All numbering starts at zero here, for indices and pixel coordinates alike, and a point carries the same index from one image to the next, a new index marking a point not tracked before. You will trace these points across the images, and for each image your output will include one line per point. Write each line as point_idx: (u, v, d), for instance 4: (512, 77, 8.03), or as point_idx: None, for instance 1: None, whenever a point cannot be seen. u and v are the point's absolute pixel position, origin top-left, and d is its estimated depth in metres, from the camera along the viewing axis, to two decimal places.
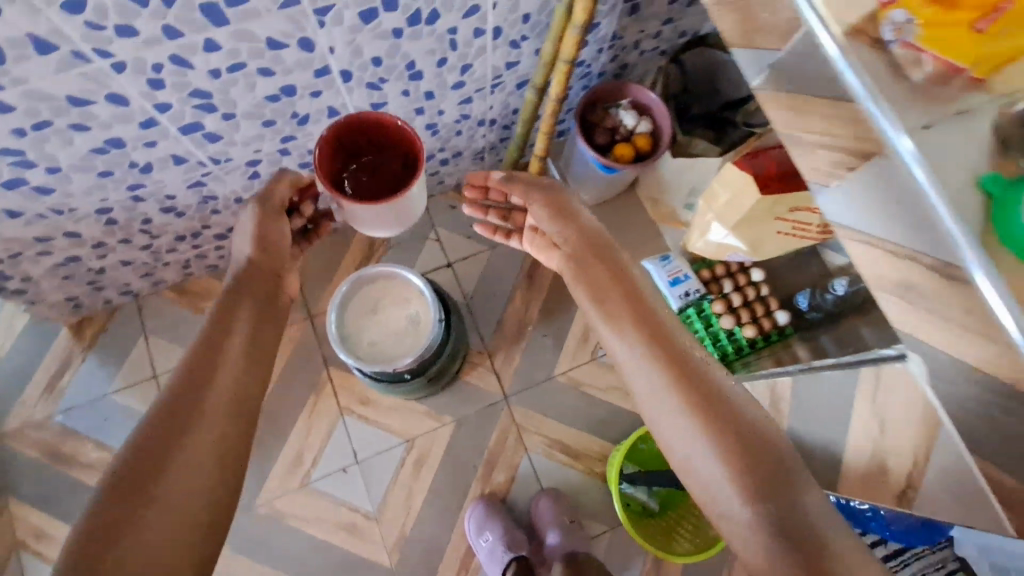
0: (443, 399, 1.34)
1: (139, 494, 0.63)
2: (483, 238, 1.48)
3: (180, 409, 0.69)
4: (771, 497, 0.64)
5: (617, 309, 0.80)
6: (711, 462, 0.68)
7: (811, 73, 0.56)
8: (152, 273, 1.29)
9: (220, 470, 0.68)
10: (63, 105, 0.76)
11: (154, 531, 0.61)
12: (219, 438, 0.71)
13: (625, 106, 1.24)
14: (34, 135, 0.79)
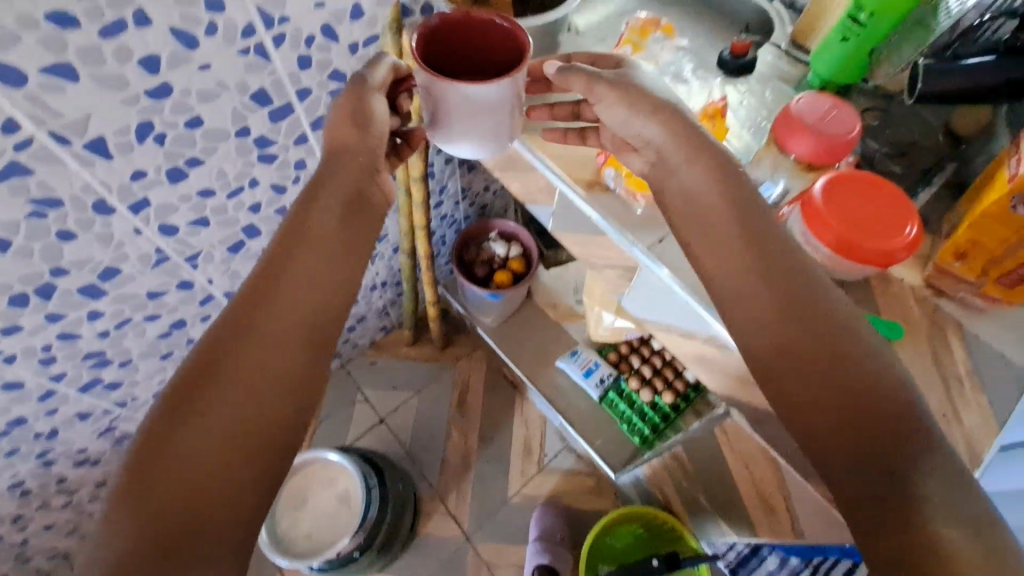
0: (406, 561, 1.32)
1: (185, 408, 0.53)
2: (408, 385, 1.55)
3: (174, 391, 0.54)
4: (884, 439, 0.46)
5: (718, 188, 0.59)
6: (803, 381, 0.51)
7: (576, 217, 0.72)
8: (77, 529, 1.25)
9: (239, 434, 0.54)
10: None
11: (197, 449, 0.52)
12: (202, 428, 0.54)
13: (493, 238, 1.41)
14: None
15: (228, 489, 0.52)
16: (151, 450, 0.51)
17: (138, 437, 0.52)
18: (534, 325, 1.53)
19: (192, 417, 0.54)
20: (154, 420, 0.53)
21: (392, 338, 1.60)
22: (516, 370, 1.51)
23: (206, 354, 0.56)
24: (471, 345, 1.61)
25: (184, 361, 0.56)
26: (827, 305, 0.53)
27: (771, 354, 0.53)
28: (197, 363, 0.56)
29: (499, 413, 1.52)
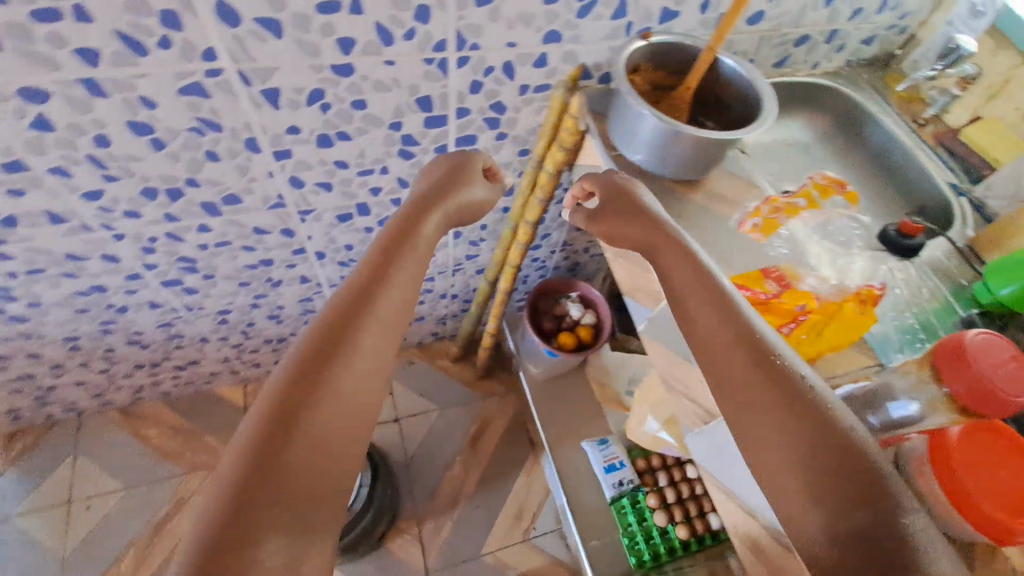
0: (361, 566, 1.29)
1: (268, 455, 0.49)
2: (435, 397, 1.55)
3: (354, 320, 0.59)
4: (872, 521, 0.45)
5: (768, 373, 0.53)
6: (792, 417, 0.51)
7: (667, 334, 0.67)
8: (102, 393, 1.32)
9: (348, 426, 0.56)
10: (58, 276, 0.90)
11: (268, 500, 0.48)
12: (339, 434, 0.55)
13: (573, 298, 1.38)
14: (14, 291, 0.90)
15: (287, 532, 0.49)
16: (262, 490, 0.48)
17: (280, 427, 0.51)
18: (580, 393, 1.53)
19: (363, 409, 0.58)
20: (368, 363, 0.59)
21: (439, 347, 1.62)
22: (542, 430, 1.49)
23: (396, 276, 0.65)
24: (507, 386, 1.59)
25: (367, 304, 0.61)
26: (860, 482, 0.46)
27: (728, 386, 0.55)
28: (416, 260, 0.68)
29: (504, 466, 1.48)
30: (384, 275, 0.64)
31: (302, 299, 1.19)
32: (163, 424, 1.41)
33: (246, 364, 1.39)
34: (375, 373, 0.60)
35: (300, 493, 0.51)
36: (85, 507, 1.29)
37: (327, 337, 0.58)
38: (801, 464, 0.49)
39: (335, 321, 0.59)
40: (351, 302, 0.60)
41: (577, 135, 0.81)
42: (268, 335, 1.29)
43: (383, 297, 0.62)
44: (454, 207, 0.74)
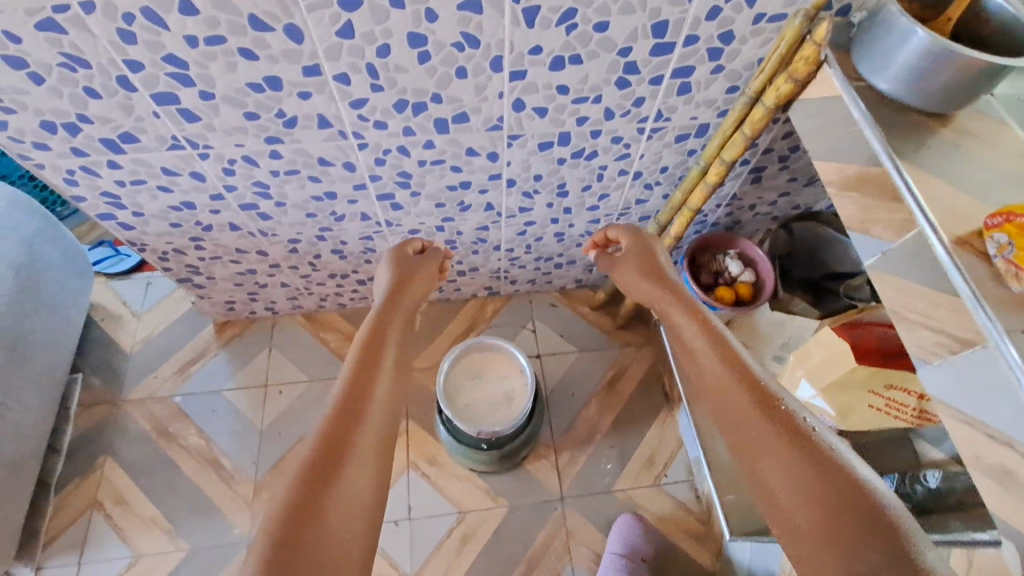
0: (502, 481, 1.40)
1: (309, 508, 0.66)
2: (574, 340, 1.61)
3: (363, 384, 0.81)
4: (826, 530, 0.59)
5: (780, 428, 0.68)
6: (795, 465, 0.65)
7: (914, 264, 0.66)
8: (296, 297, 1.52)
9: (375, 486, 0.73)
10: (305, 180, 1.05)
11: (330, 539, 0.65)
12: (366, 492, 0.71)
13: (732, 255, 1.37)
14: (270, 190, 1.06)
15: (343, 558, 0.65)
16: (323, 521, 0.66)
17: (334, 469, 0.70)
18: None
19: (380, 469, 0.75)
20: (372, 444, 0.76)
21: (580, 294, 1.67)
22: (679, 384, 1.50)
23: (376, 353, 0.87)
24: (645, 338, 1.61)
25: (373, 384, 0.81)
26: (860, 513, 0.59)
27: (760, 449, 0.68)
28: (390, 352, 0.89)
29: (639, 413, 1.51)
30: (375, 352, 0.87)
31: (480, 227, 1.29)
32: (337, 332, 1.59)
33: None
34: (380, 436, 0.77)
35: (326, 556, 0.63)
36: (277, 391, 1.50)
37: (356, 397, 0.78)
38: (806, 505, 0.62)
39: (345, 397, 0.78)
40: (358, 373, 0.82)
41: (814, 65, 0.80)
42: None
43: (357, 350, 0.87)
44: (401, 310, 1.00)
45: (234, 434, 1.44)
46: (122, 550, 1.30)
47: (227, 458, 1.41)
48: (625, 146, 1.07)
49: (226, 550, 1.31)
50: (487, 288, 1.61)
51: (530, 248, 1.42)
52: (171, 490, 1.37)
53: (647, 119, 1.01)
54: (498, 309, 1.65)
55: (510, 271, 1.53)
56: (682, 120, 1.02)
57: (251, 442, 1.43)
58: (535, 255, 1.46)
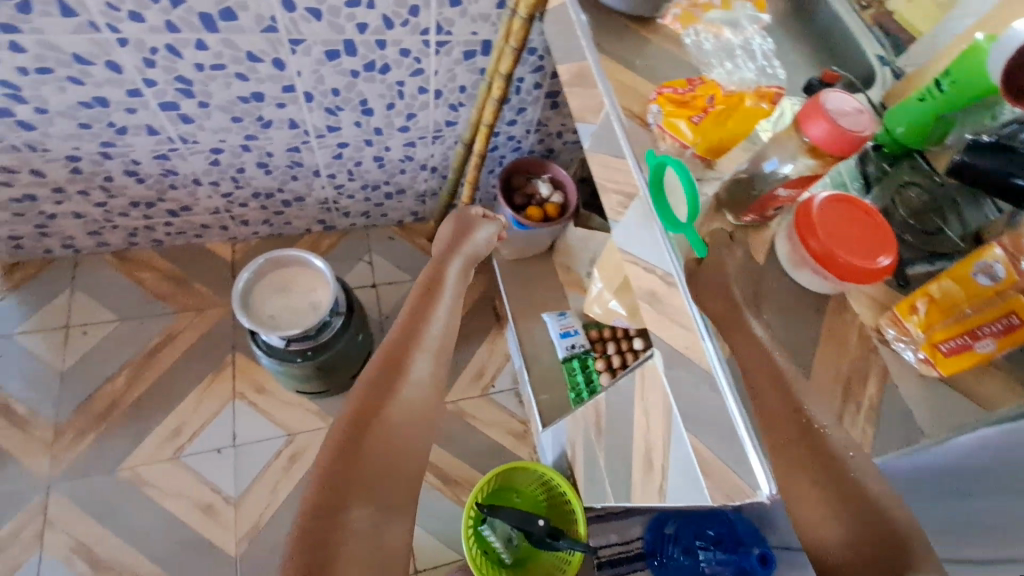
0: (333, 403, 1.43)
1: (362, 434, 0.73)
2: (410, 270, 1.67)
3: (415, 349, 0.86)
4: (782, 412, 0.58)
5: (798, 426, 0.58)
6: (831, 476, 0.57)
7: (607, 137, 0.78)
8: (98, 232, 1.41)
9: (416, 420, 0.78)
10: (65, 83, 0.98)
11: (377, 466, 0.71)
12: (411, 422, 0.77)
13: (543, 179, 1.48)
14: (23, 91, 0.98)
15: (380, 494, 0.69)
16: (352, 470, 0.69)
17: (376, 429, 0.74)
18: (544, 275, 1.66)
19: (419, 414, 0.79)
20: (414, 390, 0.81)
21: (417, 227, 1.73)
22: (506, 304, 1.62)
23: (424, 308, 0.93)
24: (479, 267, 1.71)
25: (411, 340, 0.87)
26: (876, 507, 0.56)
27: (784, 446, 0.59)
28: (440, 301, 0.96)
29: (471, 334, 1.61)
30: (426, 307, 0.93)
31: (290, 148, 1.28)
32: (154, 270, 1.50)
33: (234, 220, 1.49)
34: (431, 381, 0.84)
35: (384, 460, 0.72)
36: (81, 331, 1.39)
37: (396, 352, 0.84)
38: (843, 506, 0.57)
39: (386, 355, 0.84)
40: (399, 340, 0.86)
41: None
42: (256, 186, 1.38)
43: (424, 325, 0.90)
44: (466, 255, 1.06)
45: (28, 378, 1.32)
46: None
47: (21, 404, 1.29)
48: (415, 60, 1.13)
49: (22, 496, 1.21)
50: (319, 221, 1.60)
51: (353, 174, 1.43)
52: None
53: (429, 31, 1.06)
54: (334, 242, 1.65)
55: (339, 201, 1.54)
56: (463, 35, 1.09)
57: (50, 386, 1.32)
58: (360, 183, 1.48)
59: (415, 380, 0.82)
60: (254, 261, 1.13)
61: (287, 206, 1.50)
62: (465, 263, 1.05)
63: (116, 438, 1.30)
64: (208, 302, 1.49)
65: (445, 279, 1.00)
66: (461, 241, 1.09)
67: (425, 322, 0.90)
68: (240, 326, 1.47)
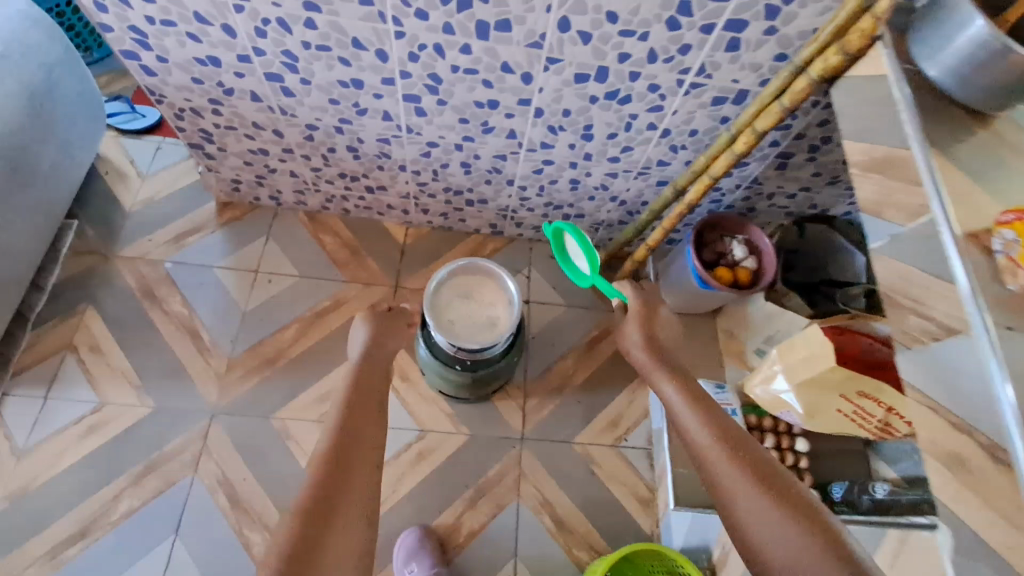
0: (468, 411, 1.43)
1: (298, 565, 0.65)
2: (565, 295, 1.62)
3: (354, 450, 0.84)
4: (713, 450, 0.86)
5: (763, 467, 0.83)
6: (779, 485, 0.79)
7: (919, 248, 0.66)
8: (302, 192, 1.51)
9: (349, 561, 0.69)
10: (334, 62, 1.03)
11: None
12: (340, 559, 0.69)
13: (739, 240, 1.36)
14: (299, 64, 1.04)
15: None
16: None
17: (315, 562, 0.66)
18: (704, 338, 1.54)
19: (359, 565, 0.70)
20: (358, 533, 0.73)
21: None
22: None
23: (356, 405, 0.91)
24: (635, 308, 1.62)
25: (342, 449, 0.83)
26: (829, 529, 0.72)
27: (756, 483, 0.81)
28: (374, 416, 0.92)
29: (613, 377, 1.53)
30: (354, 416, 0.89)
31: (498, 155, 1.27)
32: (336, 236, 1.58)
33: (417, 207, 1.53)
34: (366, 523, 0.75)
35: None
36: (267, 279, 1.50)
37: (338, 470, 0.79)
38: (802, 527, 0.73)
39: (330, 458, 0.81)
40: (353, 441, 0.85)
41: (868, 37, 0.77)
42: (451, 182, 1.40)
43: (360, 426, 0.88)
44: (383, 341, 1.08)
45: (217, 310, 1.45)
46: (87, 396, 1.33)
47: (206, 332, 1.42)
48: (661, 97, 1.06)
49: (190, 417, 1.33)
50: (491, 224, 1.60)
51: (543, 190, 1.40)
52: (146, 349, 1.39)
53: (689, 71, 0.99)
54: (498, 248, 1.65)
55: (518, 211, 1.52)
56: (722, 80, 1.00)
57: (232, 322, 1.44)
58: (546, 200, 1.44)
59: (347, 521, 0.73)
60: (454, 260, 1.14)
61: (469, 205, 1.50)
62: (376, 349, 1.06)
63: (275, 387, 1.39)
64: (376, 279, 1.55)
65: (359, 362, 1.02)
66: (379, 338, 1.08)
67: (343, 427, 0.87)
68: (399, 310, 1.51)
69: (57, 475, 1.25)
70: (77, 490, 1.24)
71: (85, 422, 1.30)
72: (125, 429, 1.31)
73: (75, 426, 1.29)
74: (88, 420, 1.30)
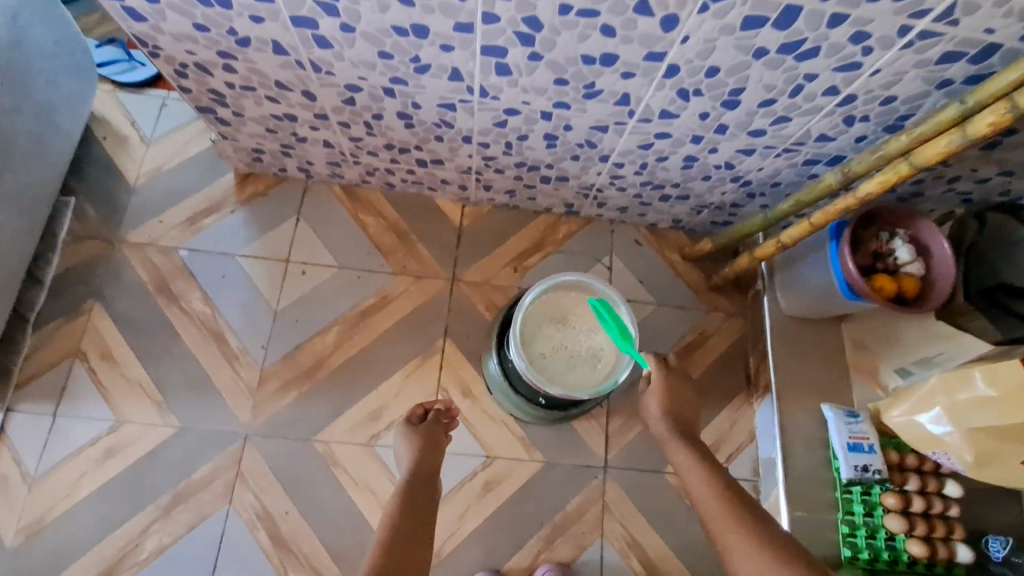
0: (541, 434, 1.22)
1: None
2: (655, 290, 1.34)
3: (413, 553, 0.77)
4: (707, 505, 0.94)
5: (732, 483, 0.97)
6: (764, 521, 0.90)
7: None
8: (338, 164, 1.22)
9: None
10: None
11: None
12: None
13: (903, 238, 1.05)
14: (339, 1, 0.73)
15: None
16: None
17: None
18: (829, 349, 1.26)
19: None
20: None
21: (673, 237, 1.37)
22: (769, 372, 1.26)
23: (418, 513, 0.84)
24: (738, 307, 1.33)
25: (398, 538, 0.78)
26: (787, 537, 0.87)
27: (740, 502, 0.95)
28: (425, 500, 0.87)
29: (712, 393, 1.28)
30: (406, 501, 0.85)
31: (597, 126, 0.95)
32: (380, 216, 1.31)
33: (479, 183, 1.23)
34: None
35: None
36: (300, 271, 1.25)
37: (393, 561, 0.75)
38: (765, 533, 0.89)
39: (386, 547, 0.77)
40: (409, 545, 0.77)
41: None
42: (526, 157, 1.10)
43: (415, 514, 0.83)
44: (436, 432, 0.98)
45: (244, 309, 1.22)
46: (102, 413, 1.14)
47: (233, 336, 1.20)
48: (865, 51, 0.73)
49: (222, 438, 1.14)
50: (566, 204, 1.30)
51: (645, 168, 1.09)
52: (166, 356, 1.18)
53: (929, 13, 0.66)
54: (574, 231, 1.35)
55: (604, 191, 1.21)
56: (970, 29, 0.69)
57: (262, 324, 1.21)
58: (645, 179, 1.13)
59: None
60: (548, 281, 1.00)
61: (544, 183, 1.20)
62: (427, 426, 0.98)
63: (317, 403, 1.18)
64: (429, 271, 1.28)
65: (412, 441, 0.95)
66: (430, 431, 0.98)
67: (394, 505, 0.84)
68: (458, 310, 1.26)
69: (75, 505, 1.08)
70: (99, 523, 1.08)
71: (103, 443, 1.12)
72: (148, 453, 1.13)
73: (92, 448, 1.12)
74: (105, 441, 1.12)
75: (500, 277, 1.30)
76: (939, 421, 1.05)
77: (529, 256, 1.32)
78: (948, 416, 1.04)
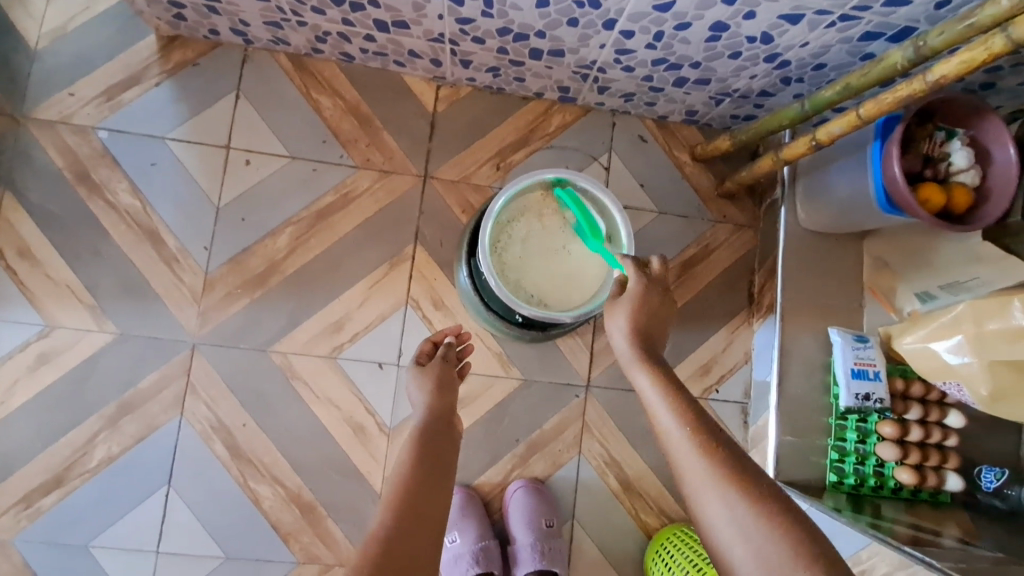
0: (521, 350, 1.12)
1: None
2: (656, 195, 1.17)
3: (435, 488, 0.66)
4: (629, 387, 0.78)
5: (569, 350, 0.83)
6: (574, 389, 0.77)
7: None
8: (279, 25, 0.98)
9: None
10: None
11: None
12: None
13: (962, 140, 0.87)
14: None
15: None
16: None
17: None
18: (845, 267, 1.13)
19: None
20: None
21: (684, 132, 1.17)
22: (777, 291, 1.13)
23: (438, 451, 0.72)
24: (749, 219, 1.19)
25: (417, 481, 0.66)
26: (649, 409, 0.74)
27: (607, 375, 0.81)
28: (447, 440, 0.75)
29: (710, 311, 1.17)
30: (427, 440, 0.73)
31: None
32: (337, 96, 1.09)
33: (455, 57, 1.01)
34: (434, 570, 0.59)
35: None
36: (243, 160, 1.07)
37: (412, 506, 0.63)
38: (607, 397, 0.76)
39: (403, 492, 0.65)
40: (428, 478, 0.67)
41: None
42: (512, 21, 0.87)
43: (435, 453, 0.72)
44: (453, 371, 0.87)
45: (180, 203, 1.05)
46: (29, 317, 1.02)
47: (170, 235, 1.05)
48: None
49: (167, 347, 1.03)
50: (561, 88, 1.09)
51: (660, 40, 0.87)
52: (95, 256, 1.03)
53: None
54: (569, 122, 1.15)
55: (607, 71, 1.00)
56: None
57: (203, 222, 1.05)
58: (659, 56, 0.92)
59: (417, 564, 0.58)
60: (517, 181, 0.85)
61: (534, 58, 0.98)
62: (442, 368, 0.86)
63: (271, 312, 1.06)
64: (397, 165, 1.10)
65: (428, 378, 0.84)
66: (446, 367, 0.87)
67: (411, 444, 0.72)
68: (430, 212, 1.10)
69: (11, 414, 1.00)
70: (40, 432, 1.00)
71: (33, 350, 1.01)
72: (86, 361, 1.02)
73: (22, 354, 1.01)
74: (36, 347, 1.01)
75: (479, 174, 1.12)
76: (959, 350, 0.94)
77: (515, 150, 1.13)
78: (973, 344, 0.93)
